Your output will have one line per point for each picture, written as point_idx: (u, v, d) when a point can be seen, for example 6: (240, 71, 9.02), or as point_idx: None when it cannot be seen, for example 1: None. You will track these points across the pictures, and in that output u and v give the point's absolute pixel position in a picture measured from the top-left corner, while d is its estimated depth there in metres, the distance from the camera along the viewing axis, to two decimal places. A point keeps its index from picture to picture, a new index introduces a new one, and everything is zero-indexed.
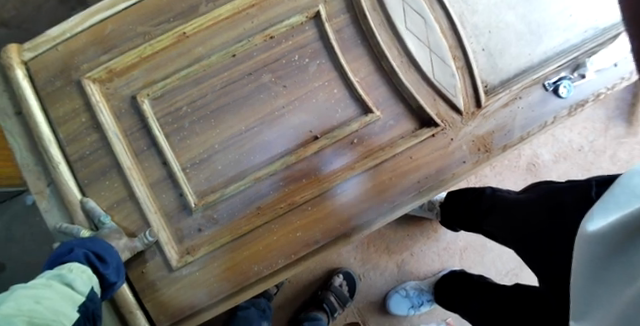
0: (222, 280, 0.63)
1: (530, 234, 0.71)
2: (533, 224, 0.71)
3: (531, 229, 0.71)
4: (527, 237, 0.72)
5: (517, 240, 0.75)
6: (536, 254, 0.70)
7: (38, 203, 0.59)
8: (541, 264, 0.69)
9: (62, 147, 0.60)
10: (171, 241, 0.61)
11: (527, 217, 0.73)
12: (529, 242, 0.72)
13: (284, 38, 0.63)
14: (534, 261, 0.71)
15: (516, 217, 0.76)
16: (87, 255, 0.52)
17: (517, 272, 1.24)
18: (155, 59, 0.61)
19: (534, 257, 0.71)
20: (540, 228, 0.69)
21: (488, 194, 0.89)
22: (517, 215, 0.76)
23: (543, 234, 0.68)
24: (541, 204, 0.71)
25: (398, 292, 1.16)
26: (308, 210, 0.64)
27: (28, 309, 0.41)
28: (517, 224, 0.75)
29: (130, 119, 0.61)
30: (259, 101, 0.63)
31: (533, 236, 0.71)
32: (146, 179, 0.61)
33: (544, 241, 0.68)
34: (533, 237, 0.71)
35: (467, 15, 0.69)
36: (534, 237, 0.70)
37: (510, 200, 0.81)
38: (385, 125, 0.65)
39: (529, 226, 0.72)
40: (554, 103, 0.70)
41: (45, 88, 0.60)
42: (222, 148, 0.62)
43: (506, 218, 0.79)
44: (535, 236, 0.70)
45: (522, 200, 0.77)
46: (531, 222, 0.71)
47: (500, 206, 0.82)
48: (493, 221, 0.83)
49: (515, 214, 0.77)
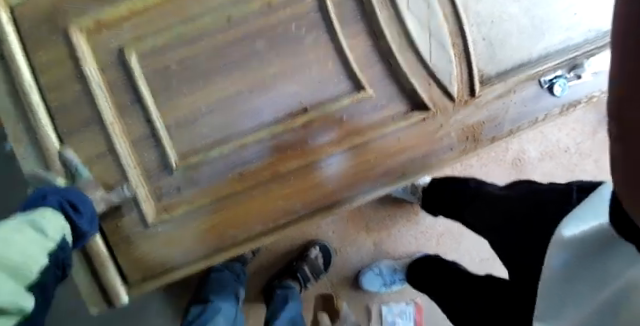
0: (198, 242, 0.63)
1: (507, 229, 0.73)
2: (512, 220, 0.72)
3: (509, 225, 0.73)
4: (504, 232, 0.74)
5: (493, 233, 0.77)
6: (510, 249, 0.72)
7: (15, 149, 0.58)
8: (513, 259, 0.71)
9: (43, 94, 0.58)
10: (149, 198, 0.60)
11: (507, 213, 0.74)
12: (504, 237, 0.73)
13: (282, 4, 0.61)
14: (506, 256, 0.73)
15: (497, 212, 0.77)
16: (61, 202, 0.51)
17: (490, 263, 1.27)
18: (146, 11, 0.58)
19: (507, 252, 0.72)
20: (517, 224, 0.71)
21: (472, 186, 0.90)
22: (497, 210, 0.77)
23: (518, 230, 0.70)
24: (523, 202, 0.72)
25: (372, 270, 1.20)
26: (290, 181, 0.64)
27: None
28: (496, 219, 0.77)
29: (115, 72, 0.58)
30: (251, 67, 0.61)
31: (509, 231, 0.72)
32: (128, 135, 0.59)
33: (518, 237, 0.70)
34: (509, 232, 0.72)
35: (472, 2, 0.67)
36: (510, 232, 0.72)
37: (493, 195, 0.82)
38: (377, 105, 0.65)
39: (507, 221, 0.73)
40: (548, 100, 0.72)
41: (28, 29, 0.57)
42: (209, 111, 0.61)
43: (486, 212, 0.80)
44: (510, 232, 0.72)
45: (505, 196, 0.78)
46: (510, 218, 0.73)
47: (482, 199, 0.84)
48: (474, 213, 0.85)
49: (496, 208, 0.78)
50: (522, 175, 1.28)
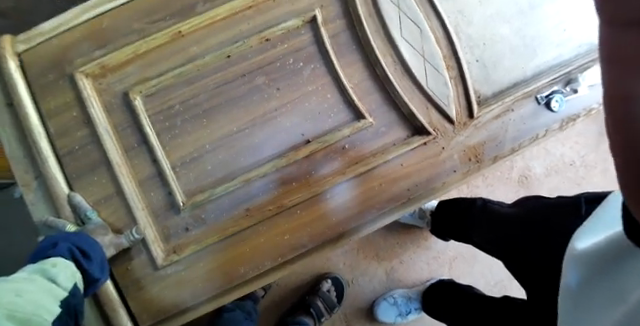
0: (208, 281, 0.62)
1: (522, 249, 0.71)
2: (527, 239, 0.71)
3: (524, 244, 0.71)
4: (519, 251, 0.72)
5: (507, 253, 0.75)
6: (526, 269, 0.70)
7: (25, 196, 0.59)
8: (532, 279, 0.69)
9: (52, 140, 0.59)
10: (158, 240, 0.60)
11: (520, 232, 0.73)
12: (519, 257, 0.72)
13: (279, 41, 0.64)
14: (524, 276, 0.71)
15: (509, 231, 0.76)
16: (71, 249, 0.51)
17: (506, 284, 1.24)
18: (149, 56, 0.61)
19: (524, 272, 0.70)
20: (533, 243, 0.69)
21: (479, 205, 0.89)
22: (510, 230, 0.76)
23: (536, 249, 0.68)
24: (538, 221, 0.71)
25: (386, 300, 1.16)
26: (297, 214, 0.64)
27: (9, 303, 0.39)
28: (509, 238, 0.75)
29: (121, 115, 0.60)
30: (253, 103, 0.63)
31: (524, 251, 0.71)
32: (135, 176, 0.60)
33: (535, 256, 0.68)
34: (525, 252, 0.70)
35: (462, 26, 0.70)
36: (525, 251, 0.70)
37: (501, 213, 0.81)
38: (377, 131, 0.66)
39: (522, 240, 0.72)
40: (547, 116, 0.71)
41: (37, 80, 0.59)
42: (213, 147, 0.62)
43: (498, 231, 0.79)
44: (527, 251, 0.70)
45: (516, 214, 0.77)
46: (525, 237, 0.71)
47: (491, 218, 0.82)
48: (484, 233, 0.83)
49: (507, 227, 0.76)
50: (529, 191, 1.27)
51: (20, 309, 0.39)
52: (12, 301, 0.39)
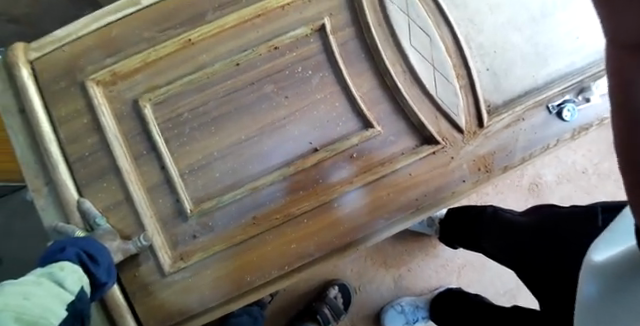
0: (215, 288, 0.62)
1: (537, 259, 0.69)
2: (543, 249, 0.69)
3: (540, 254, 0.69)
4: (534, 261, 0.70)
5: (521, 262, 0.73)
6: (542, 279, 0.68)
7: (36, 201, 0.59)
8: (548, 290, 0.67)
9: (62, 146, 0.60)
10: (165, 246, 0.60)
11: (535, 241, 0.71)
12: (535, 267, 0.70)
13: (288, 49, 0.64)
14: (539, 286, 0.69)
15: (523, 239, 0.74)
16: (79, 254, 0.51)
17: (515, 293, 1.22)
18: (159, 64, 0.61)
19: (540, 282, 0.69)
20: (550, 253, 0.67)
21: (490, 212, 0.87)
22: (524, 238, 0.74)
23: (553, 259, 0.66)
24: (555, 230, 0.69)
25: (394, 308, 1.16)
26: (304, 223, 0.63)
27: (16, 305, 0.39)
28: (523, 247, 0.73)
29: (130, 122, 0.61)
30: (261, 111, 0.63)
31: (540, 261, 0.69)
32: (143, 183, 0.61)
33: (552, 267, 0.66)
34: (540, 261, 0.69)
35: (473, 34, 0.69)
36: (541, 261, 0.69)
37: (512, 221, 0.80)
38: (385, 140, 0.65)
39: (538, 250, 0.70)
40: (558, 126, 0.70)
41: (49, 87, 0.60)
42: (221, 155, 0.62)
43: (510, 239, 0.77)
44: (543, 261, 0.68)
45: (530, 222, 0.75)
46: (541, 246, 0.70)
47: (503, 227, 0.81)
48: (495, 241, 0.81)
49: (521, 235, 0.75)
50: (540, 199, 1.25)
51: (29, 311, 0.39)
52: (20, 303, 0.39)
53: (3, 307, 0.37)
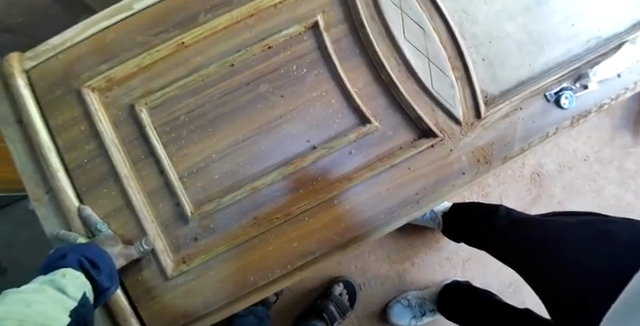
0: (219, 290, 0.62)
1: (554, 246, 0.69)
2: (563, 237, 0.69)
3: (558, 241, 0.69)
4: (549, 251, 0.69)
5: (531, 257, 0.72)
6: (557, 263, 0.67)
7: (37, 210, 0.59)
8: (560, 290, 0.65)
9: (61, 155, 0.60)
10: (167, 250, 0.60)
11: (551, 240, 0.70)
12: (550, 259, 0.68)
13: (282, 48, 0.63)
14: (550, 284, 0.68)
15: (537, 235, 0.73)
16: (80, 260, 0.51)
17: (521, 284, 1.24)
18: (154, 68, 0.61)
19: (553, 267, 0.67)
20: (571, 244, 0.67)
21: (502, 212, 0.87)
22: (538, 233, 0.73)
23: (574, 250, 0.66)
24: (578, 225, 0.69)
25: (400, 302, 1.17)
26: (305, 221, 0.63)
27: (18, 312, 0.38)
28: (535, 243, 0.72)
29: (128, 128, 0.61)
30: (257, 111, 0.63)
31: (558, 247, 0.68)
32: (143, 187, 0.60)
33: (571, 257, 0.65)
34: (558, 247, 0.68)
35: (467, 25, 0.69)
36: (558, 249, 0.68)
37: (526, 219, 0.80)
38: (383, 135, 0.65)
39: (554, 245, 0.69)
40: (556, 114, 0.69)
41: (46, 96, 0.60)
42: (219, 157, 0.62)
43: (522, 236, 0.76)
44: (560, 250, 0.67)
45: (547, 222, 0.75)
46: (560, 238, 0.69)
47: (515, 223, 0.80)
48: (504, 237, 0.80)
49: (535, 234, 0.73)
50: (543, 189, 1.28)
51: (30, 319, 0.38)
52: (22, 310, 0.38)
53: (5, 315, 0.36)
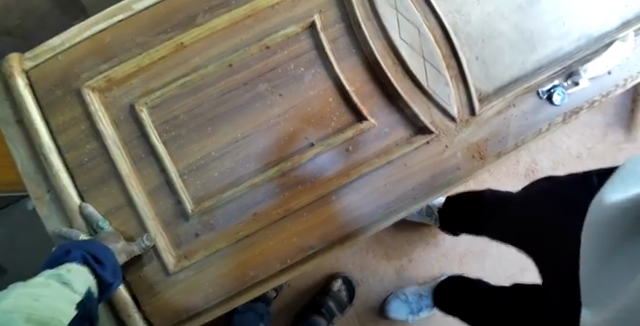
0: (220, 285, 0.63)
1: (535, 221, 0.71)
2: (540, 210, 0.71)
3: (537, 216, 0.71)
4: (532, 228, 0.71)
5: (521, 235, 0.74)
6: (541, 238, 0.69)
7: (39, 209, 0.60)
8: (542, 263, 0.67)
9: (62, 154, 0.61)
10: (169, 247, 0.61)
11: (532, 217, 0.72)
12: (535, 236, 0.70)
13: (279, 48, 0.65)
14: (537, 259, 0.69)
15: (520, 213, 0.75)
16: (84, 256, 0.52)
17: (518, 277, 1.27)
18: (153, 68, 0.62)
19: (538, 242, 0.69)
20: (546, 216, 0.69)
21: (488, 194, 0.88)
22: (521, 211, 0.75)
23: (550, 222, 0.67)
24: (551, 195, 0.71)
25: (399, 297, 1.18)
26: (304, 217, 0.65)
27: (26, 305, 0.38)
28: (521, 222, 0.74)
29: (127, 127, 0.61)
30: (256, 110, 0.64)
31: (538, 222, 0.70)
32: (144, 185, 0.61)
33: (550, 229, 0.67)
34: (538, 222, 0.70)
35: (461, 25, 0.71)
36: (538, 224, 0.70)
37: (511, 198, 0.81)
38: (380, 132, 0.66)
39: (534, 220, 0.71)
40: (548, 110, 0.71)
41: (46, 96, 0.61)
42: (219, 155, 0.63)
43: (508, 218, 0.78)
44: (540, 224, 0.69)
45: (523, 201, 0.76)
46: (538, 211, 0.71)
47: (501, 209, 0.81)
48: (494, 221, 0.83)
49: (519, 213, 0.75)
50: None
51: (38, 311, 0.39)
52: (30, 303, 0.39)
53: (14, 307, 0.37)
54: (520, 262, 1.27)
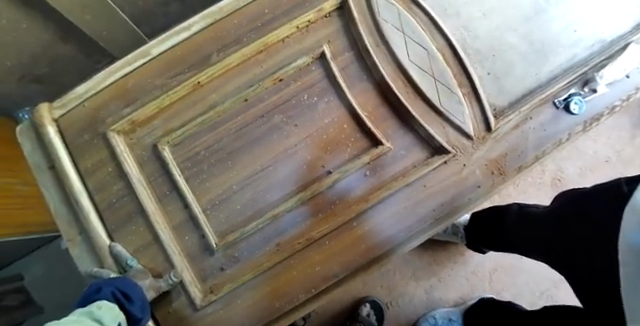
0: (246, 318, 0.63)
1: (567, 233, 0.68)
2: (570, 220, 0.68)
3: (569, 227, 0.68)
4: (565, 239, 0.69)
5: (556, 248, 0.71)
6: (576, 249, 0.66)
7: (71, 250, 0.62)
8: (584, 276, 0.65)
9: (91, 195, 0.63)
10: (195, 281, 0.62)
11: (563, 228, 0.70)
12: (570, 247, 0.68)
13: (292, 79, 0.67)
14: (577, 271, 0.67)
15: (551, 225, 0.73)
16: (114, 292, 0.53)
17: (552, 293, 1.22)
18: (173, 108, 0.65)
19: (574, 254, 0.67)
20: (576, 225, 0.67)
21: (515, 209, 0.86)
22: (551, 223, 0.73)
23: (581, 231, 0.65)
24: (577, 203, 0.68)
25: (428, 320, 1.15)
26: (326, 245, 0.65)
27: None
28: (553, 234, 0.72)
29: (152, 166, 0.64)
30: (273, 142, 0.66)
31: (570, 233, 0.68)
32: (169, 221, 0.63)
33: (583, 239, 0.65)
34: (570, 233, 0.68)
35: (469, 41, 0.71)
36: (571, 235, 0.68)
37: (539, 211, 0.78)
38: (396, 155, 0.66)
39: (566, 231, 0.69)
40: (567, 120, 0.70)
41: (74, 141, 0.64)
42: (240, 187, 0.65)
43: (538, 232, 0.76)
44: (572, 235, 0.67)
45: (548, 217, 0.74)
46: (568, 222, 0.69)
47: (529, 222, 0.79)
48: (524, 236, 0.80)
49: (550, 225, 0.73)
50: None
51: None
52: None
53: None
54: (555, 276, 1.22)
